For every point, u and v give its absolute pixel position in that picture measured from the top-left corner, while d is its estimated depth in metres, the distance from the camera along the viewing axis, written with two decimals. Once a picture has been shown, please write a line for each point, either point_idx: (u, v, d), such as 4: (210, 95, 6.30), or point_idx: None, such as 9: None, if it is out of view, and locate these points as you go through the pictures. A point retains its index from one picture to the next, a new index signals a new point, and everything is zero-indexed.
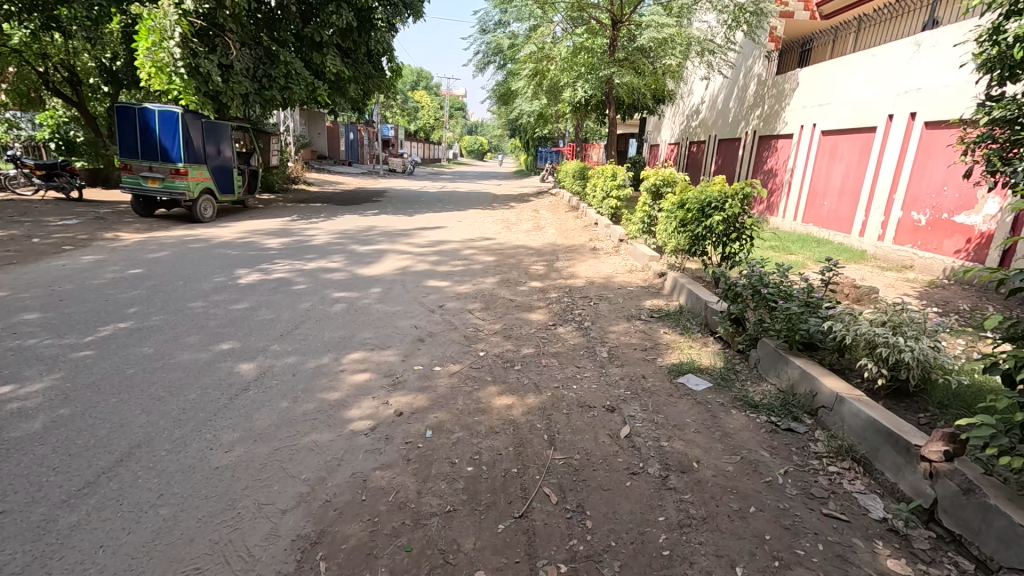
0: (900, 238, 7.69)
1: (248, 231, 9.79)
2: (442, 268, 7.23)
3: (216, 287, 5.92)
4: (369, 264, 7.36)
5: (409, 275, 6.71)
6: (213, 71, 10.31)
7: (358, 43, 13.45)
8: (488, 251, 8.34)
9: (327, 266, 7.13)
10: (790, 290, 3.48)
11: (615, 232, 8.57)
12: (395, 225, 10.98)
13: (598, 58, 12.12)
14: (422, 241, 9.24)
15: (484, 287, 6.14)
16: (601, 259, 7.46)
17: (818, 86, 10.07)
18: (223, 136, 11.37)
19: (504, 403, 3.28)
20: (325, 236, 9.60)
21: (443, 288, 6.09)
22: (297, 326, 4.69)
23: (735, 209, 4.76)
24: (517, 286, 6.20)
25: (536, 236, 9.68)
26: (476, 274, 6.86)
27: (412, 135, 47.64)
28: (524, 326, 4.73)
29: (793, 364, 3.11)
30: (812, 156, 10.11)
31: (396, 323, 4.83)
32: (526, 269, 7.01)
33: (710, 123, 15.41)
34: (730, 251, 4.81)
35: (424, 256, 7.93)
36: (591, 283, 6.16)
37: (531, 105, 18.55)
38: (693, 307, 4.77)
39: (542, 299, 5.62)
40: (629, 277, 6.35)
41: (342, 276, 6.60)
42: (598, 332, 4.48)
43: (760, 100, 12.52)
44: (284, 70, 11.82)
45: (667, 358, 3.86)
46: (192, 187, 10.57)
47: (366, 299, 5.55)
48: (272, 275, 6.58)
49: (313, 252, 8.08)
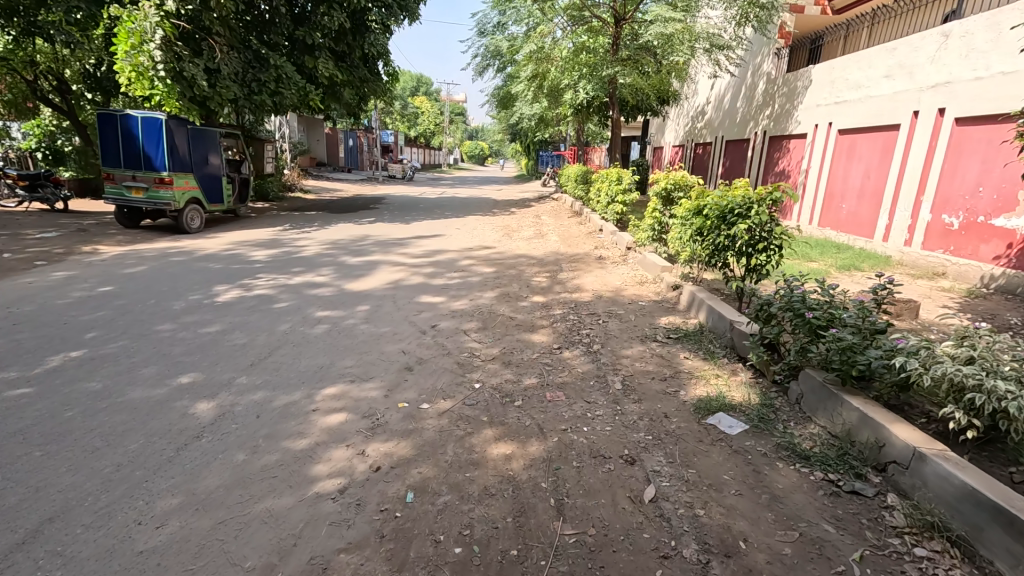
0: (929, 243, 7.13)
1: (235, 243, 9.31)
2: (438, 280, 6.72)
3: (189, 306, 5.42)
4: (360, 278, 6.86)
5: (402, 290, 6.20)
6: (198, 76, 9.86)
7: (352, 46, 13.03)
8: (486, 261, 7.83)
9: (314, 280, 6.63)
10: (838, 314, 2.95)
11: (622, 239, 8.06)
12: (389, 234, 10.49)
13: (601, 58, 11.61)
14: (418, 251, 8.73)
15: (482, 303, 5.63)
16: (608, 269, 6.94)
17: (832, 83, 9.55)
18: (211, 144, 10.93)
19: (501, 453, 2.76)
20: (316, 246, 9.12)
21: (437, 305, 5.57)
22: (271, 353, 4.17)
23: (762, 216, 4.23)
24: (518, 301, 5.68)
25: (538, 245, 9.17)
26: (474, 287, 6.35)
27: (411, 141, 47.32)
28: (525, 350, 4.21)
29: (850, 405, 2.58)
30: (827, 156, 9.59)
31: (383, 347, 4.32)
32: (527, 282, 6.49)
33: (716, 124, 14.92)
34: (755, 263, 4.25)
35: (419, 268, 7.42)
36: (599, 297, 5.64)
37: (532, 108, 18.11)
38: (716, 328, 4.23)
39: (545, 317, 5.10)
40: (640, 290, 5.84)
41: (329, 292, 6.09)
42: (609, 358, 3.96)
43: (769, 99, 12.01)
44: (275, 74, 11.41)
45: (692, 392, 3.32)
46: (177, 198, 10.12)
47: (352, 319, 5.04)
48: (253, 291, 6.08)
49: (300, 264, 7.59)
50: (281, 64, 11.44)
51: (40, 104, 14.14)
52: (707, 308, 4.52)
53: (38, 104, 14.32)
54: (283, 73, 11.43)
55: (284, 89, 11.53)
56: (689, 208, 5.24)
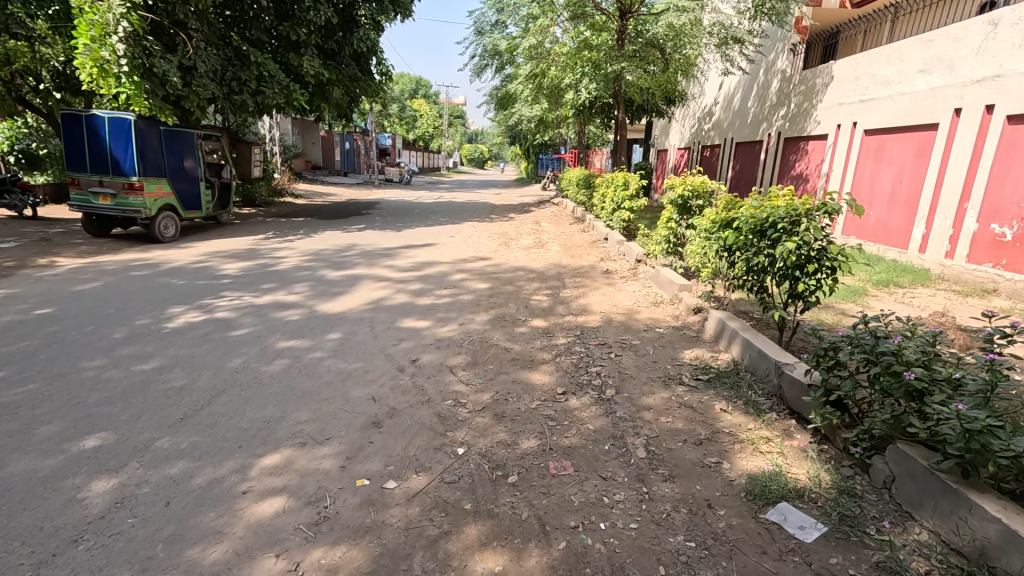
0: (975, 255, 6.40)
1: (208, 254, 8.54)
2: (425, 299, 5.94)
3: (131, 334, 4.64)
4: (337, 296, 6.09)
5: (382, 312, 5.43)
6: (170, 72, 9.12)
7: (340, 43, 12.34)
8: (481, 276, 7.05)
9: (284, 299, 5.86)
10: (945, 372, 2.17)
11: (631, 251, 7.30)
12: (378, 244, 9.74)
13: (606, 54, 10.89)
14: (406, 263, 7.96)
15: (473, 329, 4.86)
16: (617, 286, 6.18)
17: (857, 79, 8.79)
18: (187, 147, 10.19)
19: (486, 571, 1.99)
20: (295, 258, 8.35)
21: (421, 331, 4.79)
22: (211, 401, 3.39)
23: (812, 231, 3.40)
24: (514, 327, 4.90)
25: (538, 256, 8.40)
26: (465, 308, 5.59)
27: (410, 144, 46.52)
28: (523, 396, 3.44)
29: (983, 514, 1.81)
30: (852, 158, 8.84)
31: (350, 391, 3.55)
32: (525, 301, 5.73)
33: (726, 125, 14.17)
34: (803, 289, 3.45)
35: (404, 284, 6.66)
36: (608, 322, 4.88)
37: (533, 108, 17.45)
38: (756, 371, 3.44)
39: (546, 348, 4.32)
40: (655, 313, 5.08)
41: (298, 314, 5.31)
42: (627, 411, 3.18)
43: (784, 99, 11.28)
44: (256, 72, 10.67)
45: (739, 466, 2.55)
46: (148, 204, 9.38)
47: (317, 353, 4.25)
48: (212, 313, 5.30)
49: (274, 280, 6.81)
50: (263, 62, 10.72)
51: (25, 110, 13.32)
52: (743, 343, 3.73)
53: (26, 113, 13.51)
54: (265, 71, 10.73)
55: (266, 88, 10.75)
56: (718, 219, 4.44)
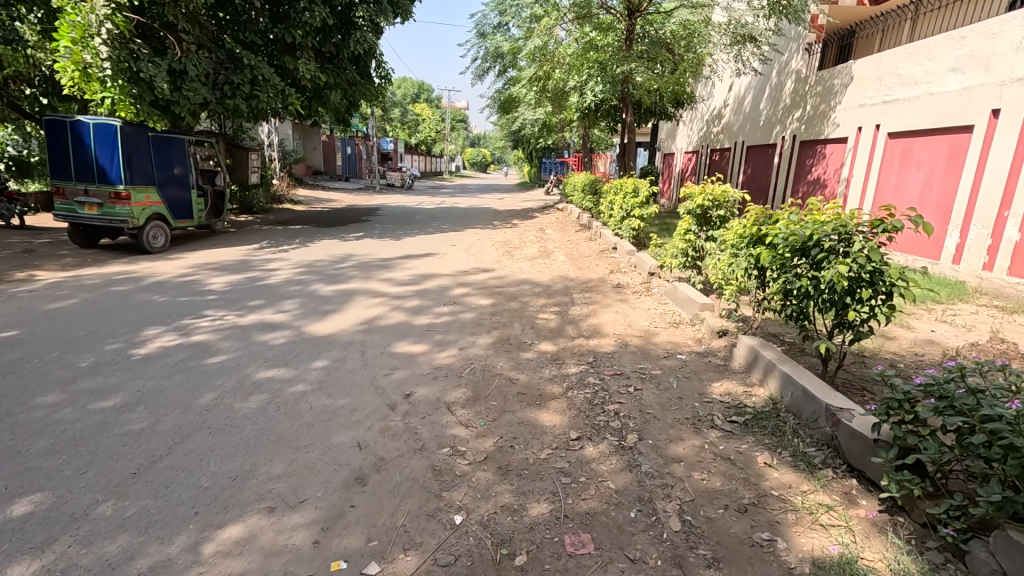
0: (1017, 269, 5.92)
1: (196, 266, 8.12)
2: (422, 318, 5.48)
3: (97, 363, 4.19)
4: (328, 315, 5.63)
5: (376, 334, 4.98)
6: (157, 77, 8.67)
7: (338, 46, 11.97)
8: (483, 290, 6.60)
9: (270, 319, 5.41)
10: None
11: (644, 263, 6.86)
12: (375, 254, 9.31)
13: (614, 55, 10.44)
14: (404, 276, 7.51)
15: (474, 355, 4.40)
16: (630, 303, 5.72)
17: (879, 79, 8.33)
18: (178, 153, 9.84)
19: None
20: (287, 270, 7.92)
21: (417, 358, 4.34)
22: (171, 450, 2.94)
23: (864, 251, 2.91)
24: (519, 352, 4.44)
25: (544, 267, 7.95)
26: (466, 329, 5.13)
27: (412, 149, 46.14)
28: (531, 443, 2.99)
29: None
30: (875, 163, 8.36)
31: (332, 436, 3.09)
32: (531, 321, 5.28)
33: (737, 128, 13.71)
34: (855, 318, 2.97)
35: (401, 300, 6.22)
36: (623, 347, 4.42)
37: (536, 110, 17.00)
38: (801, 413, 2.98)
39: (556, 379, 3.86)
40: (674, 335, 4.63)
41: (284, 337, 4.86)
42: (654, 465, 2.71)
43: (799, 100, 10.80)
44: (250, 75, 10.29)
45: (798, 548, 2.08)
46: (136, 214, 8.97)
47: (300, 386, 3.80)
48: (190, 336, 4.85)
49: (262, 296, 6.38)
50: (257, 65, 10.36)
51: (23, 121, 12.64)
52: (781, 378, 3.28)
53: (21, 120, 12.99)
54: (260, 75, 10.38)
55: (260, 92, 10.42)
56: (748, 233, 3.97)
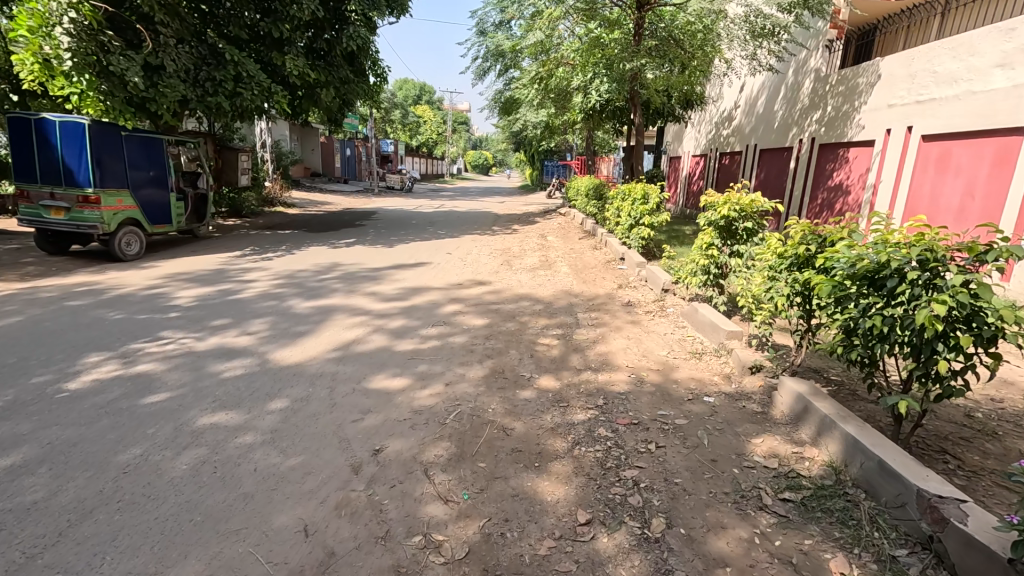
0: None
1: (166, 277, 7.45)
2: (406, 343, 4.79)
3: (12, 403, 3.50)
4: (299, 338, 4.95)
5: (351, 364, 4.29)
6: (130, 71, 8.13)
7: (330, 43, 11.35)
8: (478, 308, 5.92)
9: (232, 343, 4.73)
10: None
11: (656, 278, 6.20)
12: (363, 264, 8.64)
13: (622, 50, 9.81)
14: (391, 290, 6.83)
15: (462, 394, 3.72)
16: (643, 326, 5.04)
17: (912, 77, 7.66)
18: (157, 155, 9.24)
19: None
20: (265, 282, 7.25)
21: (394, 399, 3.65)
22: (60, 538, 2.26)
23: (965, 287, 2.22)
24: (515, 391, 3.75)
25: (544, 280, 7.26)
26: (455, 357, 4.46)
27: (413, 151, 45.56)
28: (526, 530, 2.31)
29: None
30: (906, 168, 7.68)
31: (272, 518, 2.41)
32: (531, 348, 4.60)
33: (749, 130, 13.04)
34: (944, 370, 2.29)
35: (385, 319, 5.54)
36: (638, 385, 3.74)
37: (538, 110, 16.36)
38: (877, 493, 2.30)
39: (559, 430, 3.17)
40: (697, 370, 3.95)
41: (243, 368, 4.19)
42: (691, 572, 2.03)
43: (819, 101, 10.12)
44: (233, 71, 9.66)
45: None
46: (106, 219, 8.31)
47: (247, 438, 3.11)
48: (135, 366, 4.16)
49: (230, 313, 5.71)
50: (241, 61, 9.73)
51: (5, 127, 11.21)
52: (842, 439, 2.61)
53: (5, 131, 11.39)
54: (244, 71, 9.75)
55: (244, 90, 9.75)
56: (794, 254, 3.30)
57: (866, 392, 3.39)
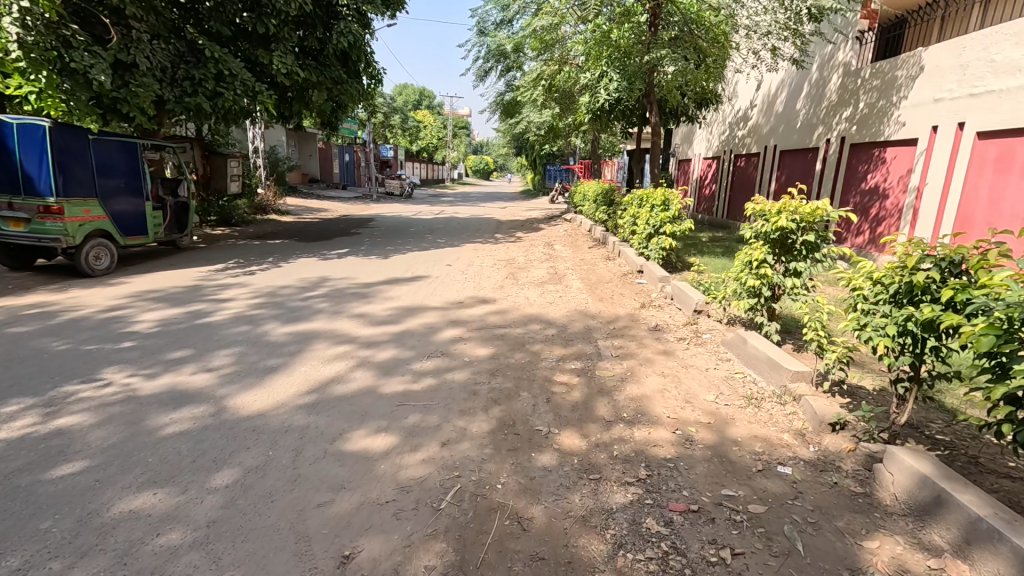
0: None
1: (132, 297, 6.66)
2: (395, 382, 3.98)
3: None
4: (269, 376, 4.14)
5: (326, 414, 3.47)
6: (94, 68, 7.28)
7: (321, 41, 10.61)
8: (481, 333, 5.12)
9: (187, 385, 3.91)
10: None
11: (686, 298, 5.38)
12: (354, 278, 7.84)
13: (637, 42, 9.04)
14: (382, 310, 6.02)
15: (462, 460, 2.91)
16: (678, 359, 4.23)
17: (964, 68, 6.88)
18: (130, 161, 8.46)
19: None
20: (242, 302, 6.45)
21: (374, 469, 2.84)
22: None
23: None
24: (530, 454, 2.94)
25: (555, 297, 6.46)
26: (454, 401, 3.64)
27: (413, 156, 45.00)
28: None
29: None
30: (958, 169, 6.88)
31: None
32: (546, 389, 3.78)
33: (767, 131, 12.27)
34: None
35: (373, 348, 4.73)
36: (687, 448, 2.92)
37: (543, 110, 15.64)
38: None
39: (593, 522, 2.36)
40: (759, 424, 3.13)
41: (194, 420, 3.38)
42: None
43: (849, 97, 9.32)
44: (214, 69, 8.92)
45: None
46: (71, 230, 7.50)
47: (172, 537, 2.30)
48: (57, 419, 3.34)
49: (195, 342, 4.91)
50: (222, 58, 8.98)
51: None
52: (1014, 561, 1.79)
53: None
54: (226, 69, 9.00)
55: (225, 89, 8.97)
56: (904, 281, 2.45)
57: (997, 465, 2.56)
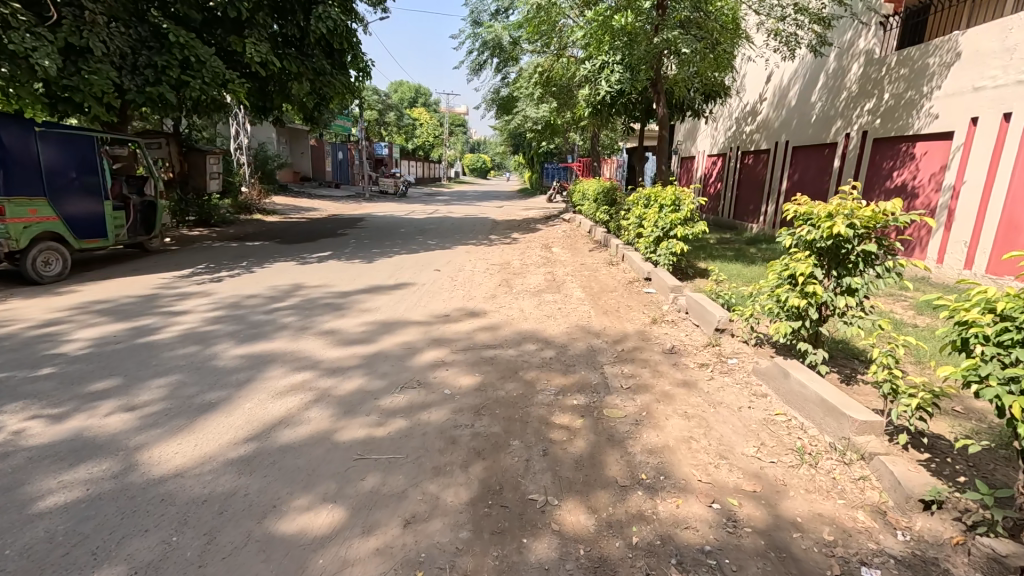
0: None
1: (76, 309, 5.89)
2: (356, 426, 3.22)
3: None
4: (205, 415, 3.38)
5: (262, 475, 2.71)
6: (37, 53, 6.56)
7: (302, 30, 9.81)
8: (467, 356, 4.37)
9: (96, 430, 3.14)
10: None
11: (705, 314, 4.64)
12: (331, 286, 7.08)
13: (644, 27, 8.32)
14: (356, 326, 5.26)
15: (428, 551, 2.15)
16: (702, 393, 3.48)
17: (1010, 52, 6.16)
18: (87, 158, 7.66)
19: None
20: (199, 315, 5.69)
21: (307, 567, 2.08)
22: None
23: None
24: (521, 542, 2.19)
25: (553, 309, 5.71)
26: (428, 454, 2.88)
27: (408, 154, 44.18)
28: None
29: None
30: (1002, 166, 6.18)
31: None
32: (542, 436, 3.03)
33: (778, 126, 11.55)
34: None
35: (336, 377, 3.97)
36: (734, 533, 2.17)
37: (540, 104, 14.89)
38: None
39: None
40: (823, 494, 2.39)
41: (89, 483, 2.62)
42: None
43: (872, 88, 8.60)
44: (180, 56, 8.14)
45: None
46: (14, 233, 6.72)
47: None
48: None
49: (128, 367, 4.14)
50: (189, 43, 8.20)
51: None
52: None
53: None
54: (193, 55, 8.21)
55: (191, 78, 8.17)
56: None
57: None
